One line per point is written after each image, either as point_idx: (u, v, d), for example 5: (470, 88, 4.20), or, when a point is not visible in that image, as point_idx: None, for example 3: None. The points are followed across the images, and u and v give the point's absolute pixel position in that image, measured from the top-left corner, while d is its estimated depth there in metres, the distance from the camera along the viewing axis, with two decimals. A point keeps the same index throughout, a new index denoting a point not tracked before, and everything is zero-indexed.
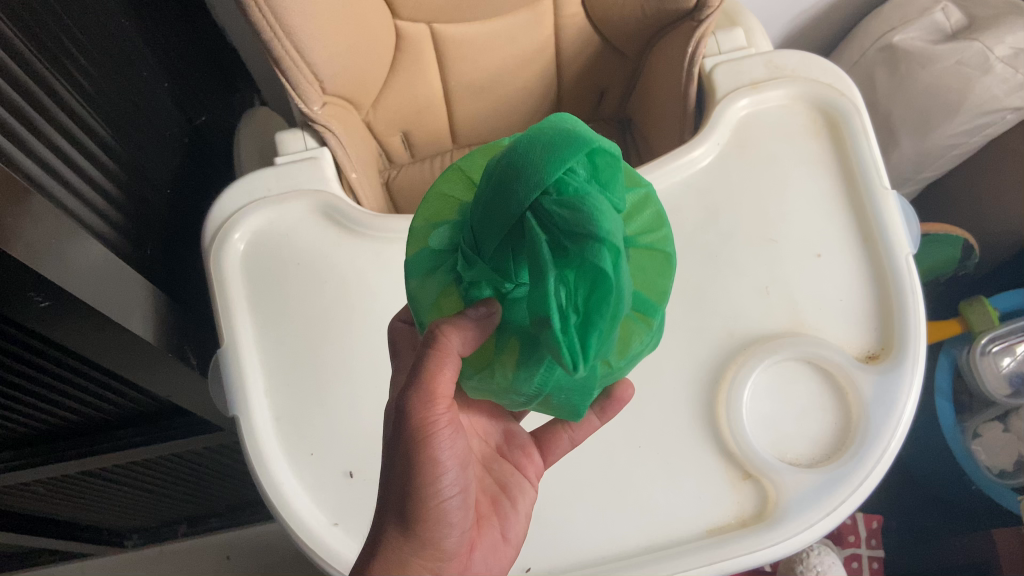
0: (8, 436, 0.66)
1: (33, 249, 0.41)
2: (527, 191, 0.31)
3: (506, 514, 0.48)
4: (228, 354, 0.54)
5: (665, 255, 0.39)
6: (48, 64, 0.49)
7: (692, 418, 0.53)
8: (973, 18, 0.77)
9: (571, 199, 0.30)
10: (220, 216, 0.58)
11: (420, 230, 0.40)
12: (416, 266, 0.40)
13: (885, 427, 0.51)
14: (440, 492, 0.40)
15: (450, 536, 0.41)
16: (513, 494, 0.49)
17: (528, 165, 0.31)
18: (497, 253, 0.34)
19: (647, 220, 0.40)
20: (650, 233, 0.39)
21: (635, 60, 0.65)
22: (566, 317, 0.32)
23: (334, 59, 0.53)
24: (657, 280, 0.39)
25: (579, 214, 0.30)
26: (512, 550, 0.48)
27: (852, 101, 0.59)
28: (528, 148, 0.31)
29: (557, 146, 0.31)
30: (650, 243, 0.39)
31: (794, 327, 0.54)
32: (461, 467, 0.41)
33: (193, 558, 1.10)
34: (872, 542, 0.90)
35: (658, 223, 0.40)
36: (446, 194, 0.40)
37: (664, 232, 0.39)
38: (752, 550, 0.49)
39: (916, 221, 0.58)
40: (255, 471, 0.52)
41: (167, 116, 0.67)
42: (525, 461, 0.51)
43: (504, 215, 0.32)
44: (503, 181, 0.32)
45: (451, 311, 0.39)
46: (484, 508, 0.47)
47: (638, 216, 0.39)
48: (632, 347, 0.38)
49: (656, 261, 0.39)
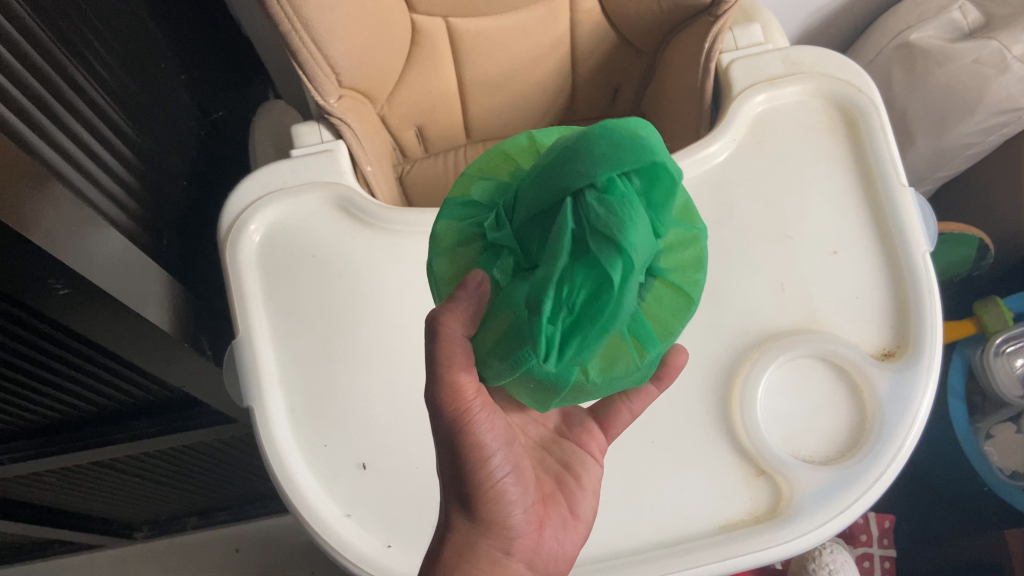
0: (23, 424, 0.66)
1: (52, 236, 0.41)
2: (572, 175, 0.31)
3: (573, 493, 0.49)
4: (243, 344, 0.54)
5: (688, 301, 0.38)
6: (68, 54, 0.50)
7: (705, 414, 0.53)
8: (991, 16, 0.76)
9: (613, 199, 0.31)
10: (234, 208, 0.58)
11: (469, 178, 0.42)
12: (449, 209, 0.40)
13: (901, 425, 0.51)
14: (492, 474, 0.41)
15: (514, 513, 0.43)
16: (578, 474, 0.50)
17: (587, 153, 0.31)
18: (523, 224, 0.35)
19: (685, 259, 0.39)
20: (681, 273, 0.38)
21: (651, 55, 0.65)
22: (561, 310, 0.32)
23: (351, 52, 0.53)
24: (670, 320, 0.38)
25: (612, 216, 0.30)
26: (583, 526, 0.48)
27: (870, 98, 0.58)
28: (594, 134, 0.32)
29: (623, 145, 0.31)
30: (677, 281, 0.38)
31: (809, 323, 0.54)
32: (507, 446, 0.43)
33: (203, 550, 1.11)
34: (885, 542, 0.90)
35: (696, 268, 0.39)
36: (509, 154, 0.42)
37: (697, 277, 0.39)
38: (763, 548, 0.49)
39: (933, 219, 0.58)
40: (269, 461, 0.52)
41: (184, 108, 0.68)
42: (587, 438, 0.51)
43: (546, 194, 0.33)
44: (559, 161, 0.32)
45: (462, 262, 0.39)
46: (549, 487, 0.48)
47: (680, 252, 0.39)
48: (616, 369, 0.37)
49: (680, 302, 0.38)
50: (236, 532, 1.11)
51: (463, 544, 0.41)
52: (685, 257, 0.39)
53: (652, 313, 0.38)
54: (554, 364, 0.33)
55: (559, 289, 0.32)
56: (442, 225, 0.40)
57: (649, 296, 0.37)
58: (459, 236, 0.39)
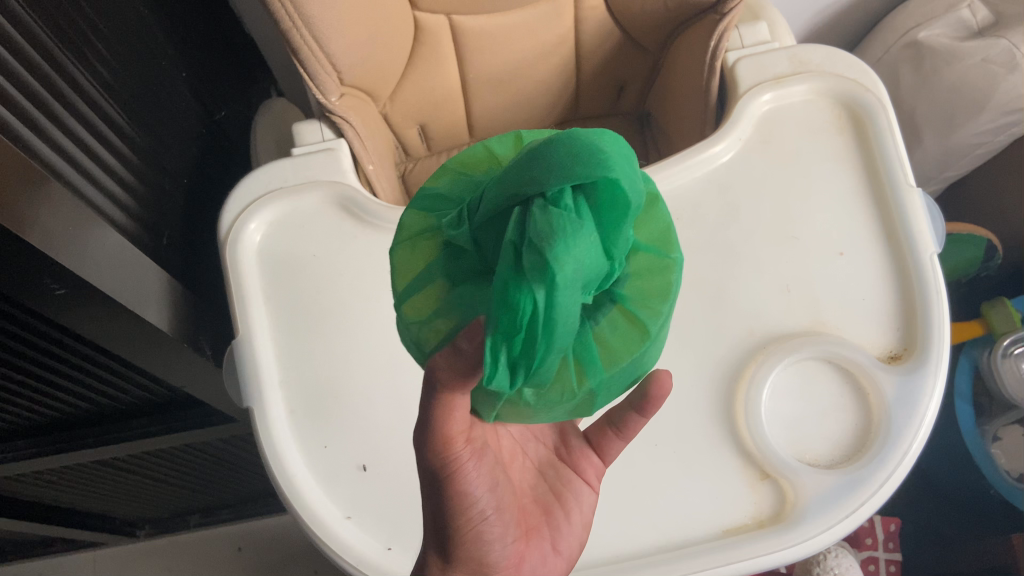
0: (23, 423, 0.66)
1: (50, 237, 0.41)
2: (525, 180, 0.31)
3: (559, 527, 0.48)
4: (243, 346, 0.54)
5: (645, 335, 0.36)
6: (67, 51, 0.49)
7: (710, 416, 0.52)
8: (1001, 14, 0.75)
9: (556, 212, 0.30)
10: (235, 207, 0.57)
11: (447, 168, 0.41)
12: (421, 198, 0.40)
13: (908, 428, 0.51)
14: (474, 517, 0.41)
15: (495, 549, 0.42)
16: (567, 506, 0.49)
17: (544, 161, 0.31)
18: (480, 225, 0.34)
19: (651, 288, 0.37)
20: (643, 302, 0.36)
21: (656, 53, 0.64)
22: (503, 332, 0.31)
23: (352, 50, 0.52)
24: (620, 349, 0.36)
25: (551, 227, 0.29)
26: (564, 562, 0.47)
27: (877, 96, 0.58)
28: (557, 140, 0.31)
29: (580, 156, 0.30)
30: (637, 310, 0.36)
31: (815, 326, 0.53)
32: (490, 488, 0.42)
33: (204, 549, 1.11)
34: (890, 545, 0.89)
35: (660, 299, 0.37)
36: (492, 149, 0.40)
37: (660, 309, 0.36)
38: (770, 552, 0.49)
39: (942, 219, 0.57)
40: (268, 459, 0.52)
41: (185, 105, 0.67)
42: (584, 463, 0.50)
43: (499, 197, 0.32)
44: (520, 164, 0.32)
45: (421, 253, 0.37)
46: (535, 519, 0.47)
47: (646, 280, 0.37)
48: (552, 393, 0.35)
49: (634, 333, 0.36)
50: (238, 531, 1.11)
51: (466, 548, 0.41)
52: (648, 285, 0.37)
53: (602, 338, 0.36)
54: (502, 388, 0.31)
55: (500, 306, 0.30)
56: (409, 214, 0.39)
57: (602, 321, 0.36)
58: (422, 227, 0.38)
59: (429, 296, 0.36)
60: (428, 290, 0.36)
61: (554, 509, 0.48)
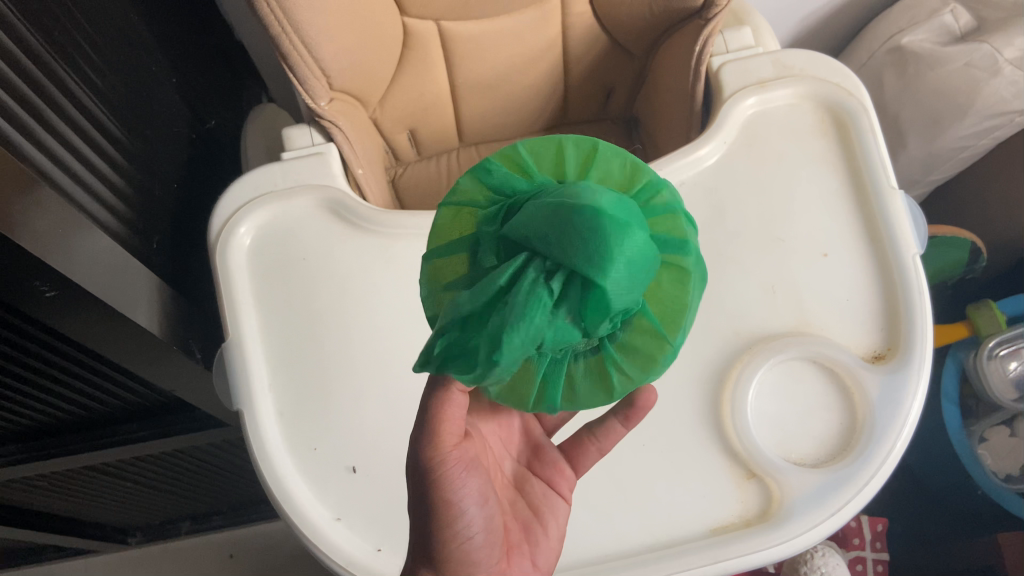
0: (13, 430, 0.66)
1: (39, 239, 0.41)
2: (535, 234, 0.32)
3: (537, 543, 0.47)
4: (232, 349, 0.54)
5: (607, 394, 0.38)
6: (57, 57, 0.50)
7: (696, 415, 0.53)
8: (983, 20, 0.77)
9: (534, 298, 0.31)
10: (224, 212, 0.57)
11: (518, 153, 0.39)
12: (478, 169, 0.39)
13: (892, 427, 0.51)
14: (462, 532, 0.41)
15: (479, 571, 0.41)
16: (546, 521, 0.49)
17: (560, 230, 0.31)
18: (503, 241, 0.35)
19: (637, 360, 0.37)
20: (622, 371, 0.37)
21: (643, 59, 0.65)
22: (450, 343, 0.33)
23: (343, 55, 0.53)
24: (584, 397, 0.38)
25: (523, 302, 0.31)
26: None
27: (860, 101, 0.58)
28: (583, 212, 0.31)
29: (587, 245, 0.30)
30: (614, 372, 0.37)
31: (799, 327, 0.54)
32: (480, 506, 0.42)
33: (195, 556, 1.11)
34: (878, 545, 0.89)
35: (640, 372, 0.37)
36: (565, 152, 0.39)
37: (633, 381, 0.38)
38: (757, 550, 0.49)
39: (924, 222, 0.57)
40: (257, 463, 0.52)
41: (174, 111, 0.68)
42: (558, 477, 0.51)
43: (516, 232, 0.33)
44: (545, 215, 0.32)
45: (462, 225, 0.38)
46: (515, 536, 0.47)
47: (637, 350, 0.37)
48: (511, 396, 0.40)
49: (601, 388, 0.38)
50: (229, 538, 1.11)
51: (460, 539, 0.41)
52: (638, 352, 0.37)
53: (574, 376, 0.38)
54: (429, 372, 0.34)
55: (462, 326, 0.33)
56: (467, 179, 0.39)
57: (583, 361, 0.38)
58: (468, 199, 0.38)
59: (451, 266, 0.37)
60: (454, 259, 0.37)
61: (532, 522, 0.48)
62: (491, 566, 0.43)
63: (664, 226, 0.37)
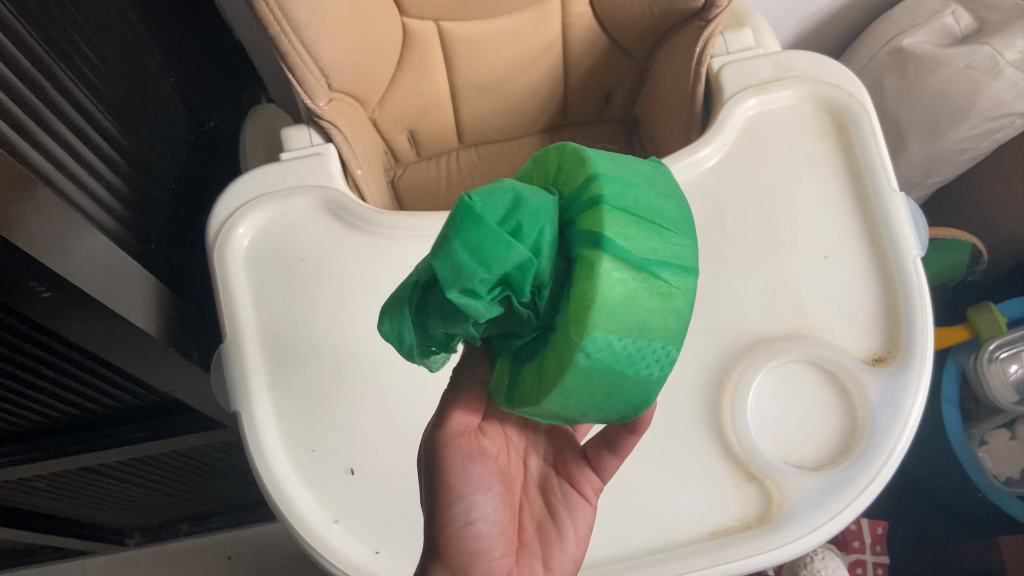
0: (10, 430, 0.66)
1: (36, 239, 0.41)
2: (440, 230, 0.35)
3: (551, 546, 0.46)
4: (231, 350, 0.54)
5: (535, 398, 0.34)
6: (55, 56, 0.49)
7: (695, 418, 0.52)
8: (984, 22, 0.77)
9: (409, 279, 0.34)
10: (223, 213, 0.57)
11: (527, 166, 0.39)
12: None
13: (892, 430, 0.51)
14: (460, 521, 0.41)
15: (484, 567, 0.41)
16: (561, 522, 0.48)
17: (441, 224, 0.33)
18: None
19: (550, 360, 0.32)
20: (542, 373, 0.33)
21: (643, 60, 0.65)
22: None
23: (342, 55, 0.53)
24: (522, 400, 0.35)
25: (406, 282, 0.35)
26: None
27: (860, 102, 0.58)
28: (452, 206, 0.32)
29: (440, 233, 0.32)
30: (537, 372, 0.33)
31: (800, 328, 0.53)
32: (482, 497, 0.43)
33: (192, 557, 1.10)
34: (878, 548, 0.89)
35: (554, 375, 0.32)
36: (556, 154, 0.37)
37: (550, 386, 0.32)
38: (757, 553, 0.49)
39: (925, 224, 0.57)
40: (255, 465, 0.52)
41: (173, 111, 0.68)
42: (580, 477, 0.49)
43: None
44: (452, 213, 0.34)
45: None
46: (528, 535, 0.46)
47: (550, 349, 0.32)
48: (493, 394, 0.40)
49: (531, 391, 0.34)
50: (227, 539, 1.10)
51: (460, 522, 0.41)
52: (550, 352, 0.32)
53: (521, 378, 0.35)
54: None
55: None
56: None
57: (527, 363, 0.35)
58: None
59: None
60: None
61: (548, 524, 0.47)
62: (497, 562, 0.42)
63: (586, 220, 0.32)
